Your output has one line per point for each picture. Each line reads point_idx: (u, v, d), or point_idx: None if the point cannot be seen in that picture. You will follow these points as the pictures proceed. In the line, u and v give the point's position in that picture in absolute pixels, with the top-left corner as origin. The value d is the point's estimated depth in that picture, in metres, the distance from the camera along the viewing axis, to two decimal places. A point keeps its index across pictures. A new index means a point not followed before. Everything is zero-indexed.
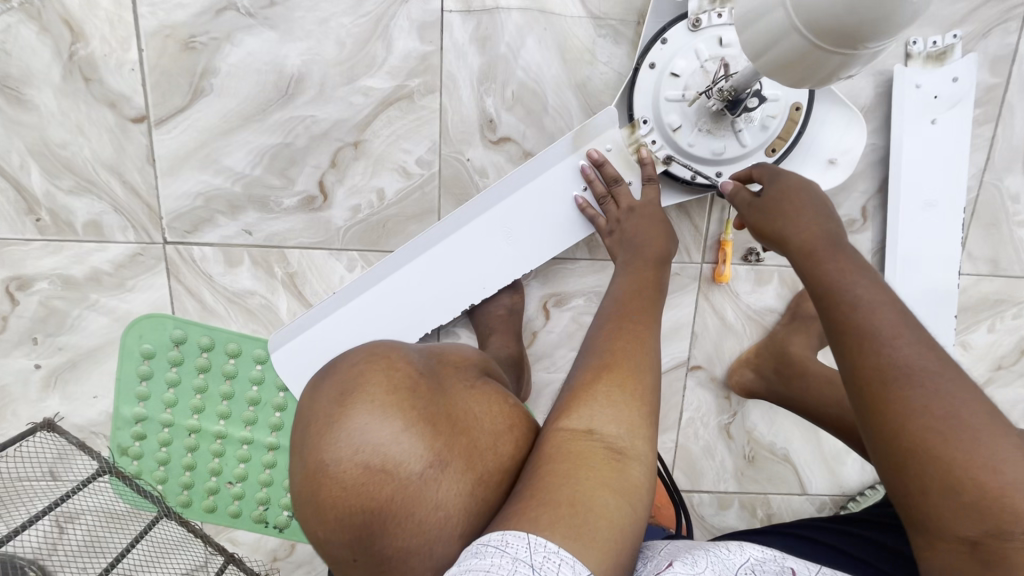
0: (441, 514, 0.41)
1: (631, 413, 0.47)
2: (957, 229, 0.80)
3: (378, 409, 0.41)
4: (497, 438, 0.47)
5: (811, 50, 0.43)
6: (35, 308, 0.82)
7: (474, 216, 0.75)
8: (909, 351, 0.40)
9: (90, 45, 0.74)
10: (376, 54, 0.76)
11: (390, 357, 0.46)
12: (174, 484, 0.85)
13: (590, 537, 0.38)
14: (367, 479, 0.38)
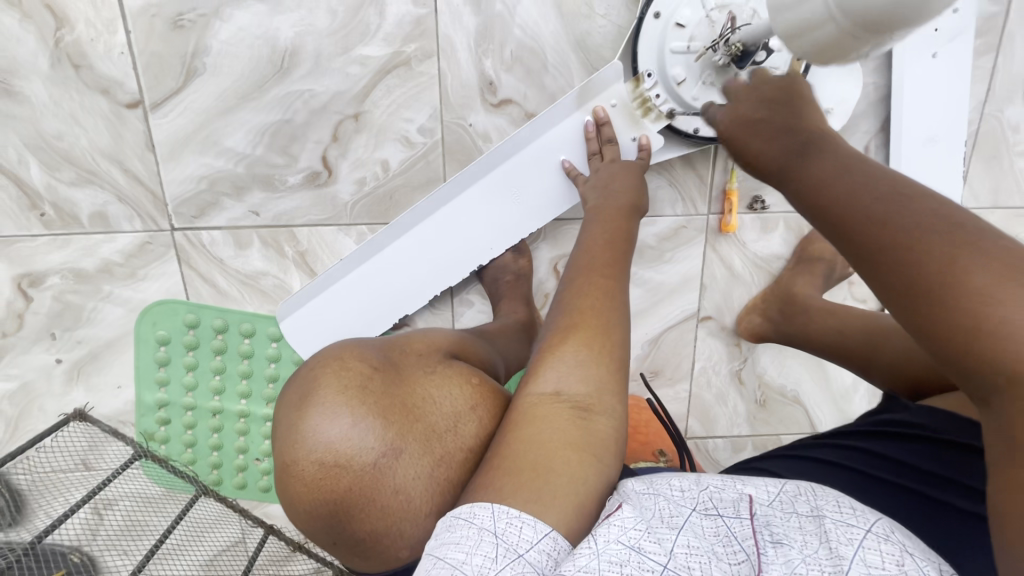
0: (402, 497, 0.42)
1: (593, 371, 0.49)
2: (956, 163, 0.82)
3: (328, 407, 0.42)
4: (461, 417, 0.47)
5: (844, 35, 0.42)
6: (50, 303, 0.83)
7: (472, 180, 0.75)
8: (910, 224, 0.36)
9: (76, 29, 0.72)
10: (370, 21, 0.74)
11: (343, 356, 0.47)
12: (204, 464, 0.87)
13: (547, 501, 0.41)
14: (325, 474, 0.40)
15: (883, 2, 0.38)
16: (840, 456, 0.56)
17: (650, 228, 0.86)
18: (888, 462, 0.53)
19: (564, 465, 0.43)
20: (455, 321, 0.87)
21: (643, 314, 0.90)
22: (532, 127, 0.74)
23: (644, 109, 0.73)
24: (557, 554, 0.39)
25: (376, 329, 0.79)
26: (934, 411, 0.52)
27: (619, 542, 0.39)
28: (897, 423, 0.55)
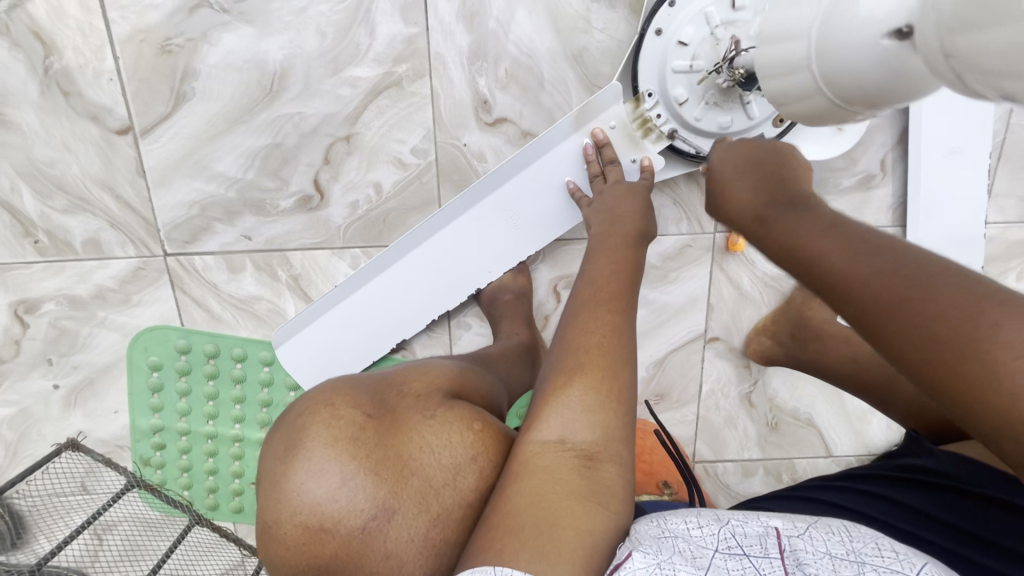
0: (394, 559, 0.39)
1: (601, 418, 0.45)
2: (983, 172, 0.77)
3: (310, 464, 0.39)
4: (460, 469, 0.43)
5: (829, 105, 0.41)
6: (47, 330, 0.82)
7: (473, 202, 0.72)
8: (868, 273, 0.37)
9: (63, 57, 0.71)
10: (360, 41, 0.72)
11: (335, 401, 0.43)
12: (199, 489, 0.86)
13: (554, 559, 0.36)
14: (309, 537, 0.38)
15: (878, 83, 0.36)
16: (854, 501, 0.53)
17: (653, 247, 0.82)
18: (913, 514, 0.49)
19: (571, 521, 0.40)
20: (453, 344, 0.84)
21: (648, 335, 0.87)
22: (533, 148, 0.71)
23: (644, 129, 0.70)
24: None
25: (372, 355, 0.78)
26: (959, 458, 0.49)
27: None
28: (920, 469, 0.53)
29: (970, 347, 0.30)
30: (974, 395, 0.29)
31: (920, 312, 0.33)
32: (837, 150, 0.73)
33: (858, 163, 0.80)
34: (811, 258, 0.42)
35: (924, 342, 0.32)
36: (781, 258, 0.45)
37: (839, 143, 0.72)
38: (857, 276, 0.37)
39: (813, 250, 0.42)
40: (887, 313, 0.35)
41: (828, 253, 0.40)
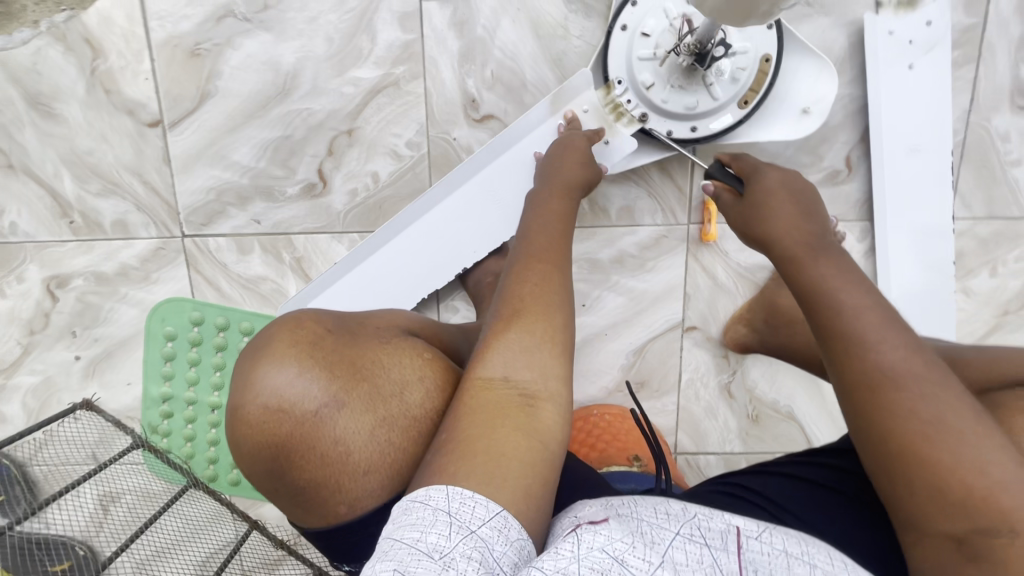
0: (341, 447, 0.45)
1: (540, 360, 0.49)
2: (944, 171, 0.81)
3: (277, 359, 0.45)
4: (407, 386, 0.49)
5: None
6: (74, 304, 0.91)
7: (460, 182, 0.79)
8: (893, 356, 0.43)
9: (109, 59, 0.82)
10: (363, 46, 0.81)
11: (301, 317, 0.49)
12: (201, 460, 0.92)
13: (496, 480, 0.42)
14: (270, 421, 0.43)
15: None
16: (826, 479, 0.57)
17: (630, 237, 0.88)
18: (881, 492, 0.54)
19: (509, 447, 0.44)
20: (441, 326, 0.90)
21: (627, 323, 0.91)
22: (517, 138, 0.78)
23: (617, 114, 0.76)
24: (508, 533, 0.40)
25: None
26: None
27: (602, 551, 0.39)
28: None
29: (947, 447, 0.38)
30: (915, 466, 0.39)
31: (918, 404, 0.40)
32: (801, 133, 0.77)
33: (823, 159, 0.85)
34: (837, 307, 0.47)
35: (920, 443, 0.39)
36: (807, 308, 0.49)
37: (805, 124, 0.76)
38: (881, 356, 0.43)
39: (837, 309, 0.46)
40: (888, 405, 0.41)
41: (851, 314, 0.45)
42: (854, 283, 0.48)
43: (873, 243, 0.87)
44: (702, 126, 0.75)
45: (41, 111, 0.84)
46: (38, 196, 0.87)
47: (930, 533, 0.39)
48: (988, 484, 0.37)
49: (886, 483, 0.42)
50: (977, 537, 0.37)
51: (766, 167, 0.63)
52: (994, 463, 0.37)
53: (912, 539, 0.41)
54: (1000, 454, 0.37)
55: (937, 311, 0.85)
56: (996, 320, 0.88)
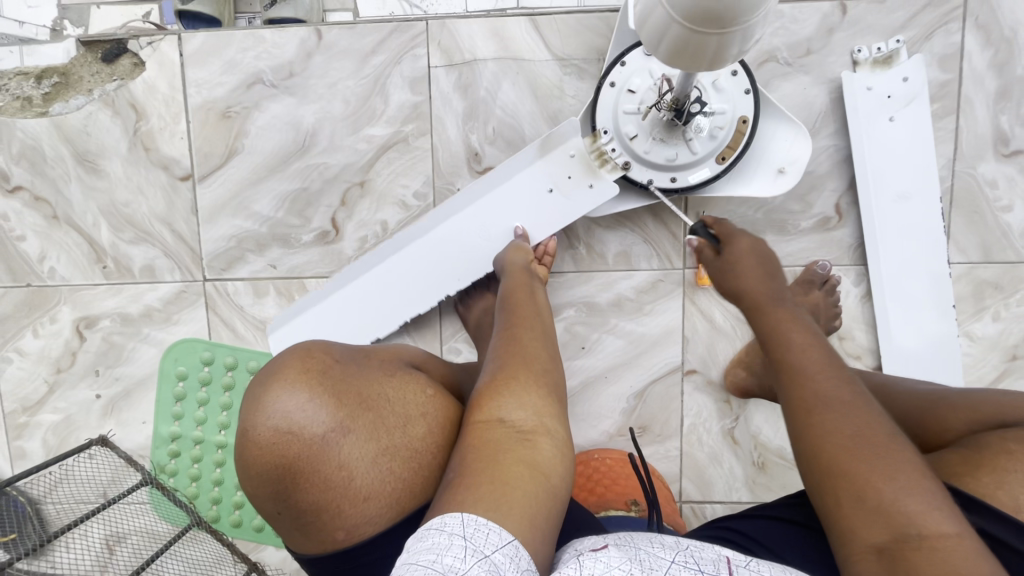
0: (345, 472, 0.47)
1: (540, 401, 0.52)
2: (935, 217, 0.83)
3: (288, 385, 0.47)
4: (410, 420, 0.52)
5: (700, 39, 0.49)
6: (99, 343, 0.96)
7: (451, 214, 0.84)
8: (826, 386, 0.49)
9: (150, 122, 0.91)
10: (376, 107, 0.89)
11: (311, 348, 0.51)
12: (204, 500, 0.94)
13: (507, 511, 0.43)
14: (277, 444, 0.45)
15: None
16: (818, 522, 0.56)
17: (627, 281, 0.90)
18: None
19: (516, 480, 0.45)
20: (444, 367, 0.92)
21: (626, 366, 0.92)
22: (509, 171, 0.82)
23: (601, 160, 0.81)
24: (519, 561, 0.41)
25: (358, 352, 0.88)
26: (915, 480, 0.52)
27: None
28: None
29: (868, 468, 0.44)
30: (846, 483, 0.45)
31: (845, 430, 0.46)
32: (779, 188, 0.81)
33: (813, 207, 0.87)
34: (785, 343, 0.54)
35: (848, 458, 0.45)
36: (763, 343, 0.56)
37: (781, 183, 0.80)
38: (813, 384, 0.50)
39: (786, 344, 0.53)
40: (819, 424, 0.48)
41: (795, 350, 0.53)
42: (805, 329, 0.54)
43: (869, 287, 0.88)
44: (681, 177, 0.80)
45: (87, 168, 0.93)
46: (77, 243, 0.94)
47: (859, 546, 0.44)
48: (900, 503, 0.42)
49: (820, 499, 0.47)
50: (896, 547, 0.42)
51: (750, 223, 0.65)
52: (902, 486, 0.43)
53: (846, 557, 0.45)
54: (912, 482, 0.43)
55: (940, 357, 0.84)
56: (1005, 365, 0.87)
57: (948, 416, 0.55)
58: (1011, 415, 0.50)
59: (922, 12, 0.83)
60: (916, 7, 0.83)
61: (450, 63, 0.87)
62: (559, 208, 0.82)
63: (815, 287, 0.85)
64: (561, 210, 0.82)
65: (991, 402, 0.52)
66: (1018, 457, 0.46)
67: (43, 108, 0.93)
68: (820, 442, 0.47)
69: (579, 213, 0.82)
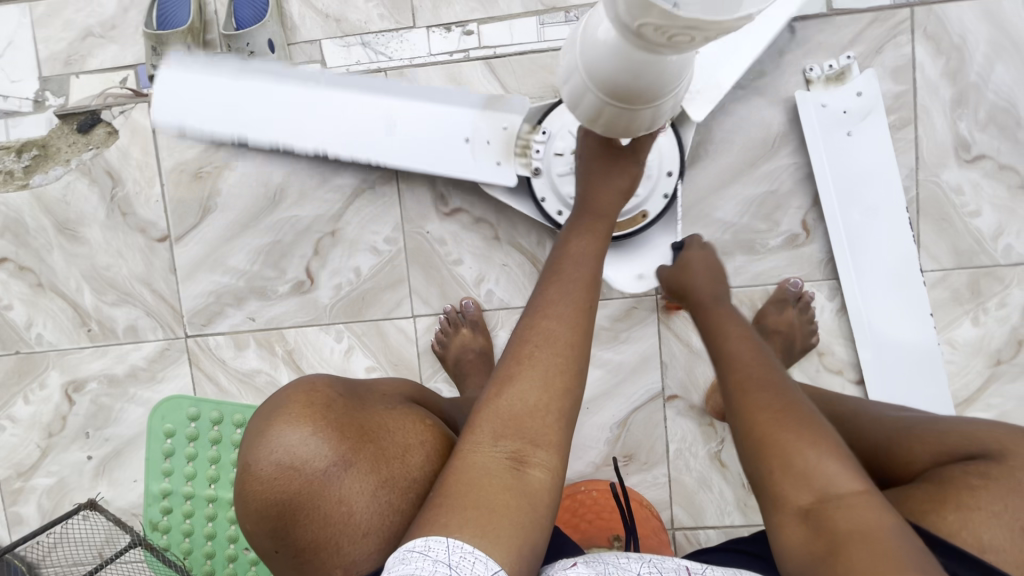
0: (344, 508, 0.45)
1: (541, 410, 0.47)
2: (903, 228, 0.83)
3: (291, 421, 0.46)
4: (410, 449, 0.50)
5: (621, 111, 0.50)
6: (88, 406, 0.98)
7: (387, 98, 0.81)
8: (750, 362, 0.54)
9: (126, 186, 0.94)
10: (342, 158, 0.91)
11: (316, 385, 0.49)
12: (198, 555, 0.94)
13: (494, 538, 0.41)
14: (275, 478, 0.44)
15: (625, 81, 0.46)
16: None
17: (601, 310, 0.91)
18: None
19: (502, 506, 0.43)
20: None
21: (607, 395, 0.92)
22: (449, 94, 0.81)
23: (523, 151, 0.82)
24: None
25: (229, 127, 0.78)
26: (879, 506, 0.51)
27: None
28: None
29: (796, 435, 0.47)
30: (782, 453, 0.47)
31: (773, 403, 0.50)
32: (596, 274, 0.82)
33: (780, 225, 0.87)
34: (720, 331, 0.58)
35: (785, 427, 0.48)
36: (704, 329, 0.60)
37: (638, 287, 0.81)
38: (744, 363, 0.54)
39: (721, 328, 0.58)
40: (745, 394, 0.51)
41: (728, 337, 0.57)
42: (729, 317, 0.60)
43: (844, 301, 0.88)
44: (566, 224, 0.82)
45: (67, 235, 0.95)
46: (62, 309, 0.96)
47: (789, 512, 0.45)
48: (822, 467, 0.45)
49: (753, 464, 0.49)
50: (820, 508, 0.44)
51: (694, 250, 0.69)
52: (825, 451, 0.46)
53: (777, 527, 0.46)
54: (834, 455, 0.46)
55: (922, 366, 0.83)
56: (990, 370, 0.86)
57: (914, 447, 0.53)
58: (976, 446, 0.49)
59: (869, 28, 0.84)
60: (863, 23, 0.84)
61: None
62: (460, 157, 0.81)
63: (789, 305, 0.85)
64: (458, 159, 0.82)
65: (956, 432, 0.51)
66: (983, 495, 0.44)
67: (25, 179, 0.96)
68: (752, 413, 0.50)
69: (468, 173, 0.82)
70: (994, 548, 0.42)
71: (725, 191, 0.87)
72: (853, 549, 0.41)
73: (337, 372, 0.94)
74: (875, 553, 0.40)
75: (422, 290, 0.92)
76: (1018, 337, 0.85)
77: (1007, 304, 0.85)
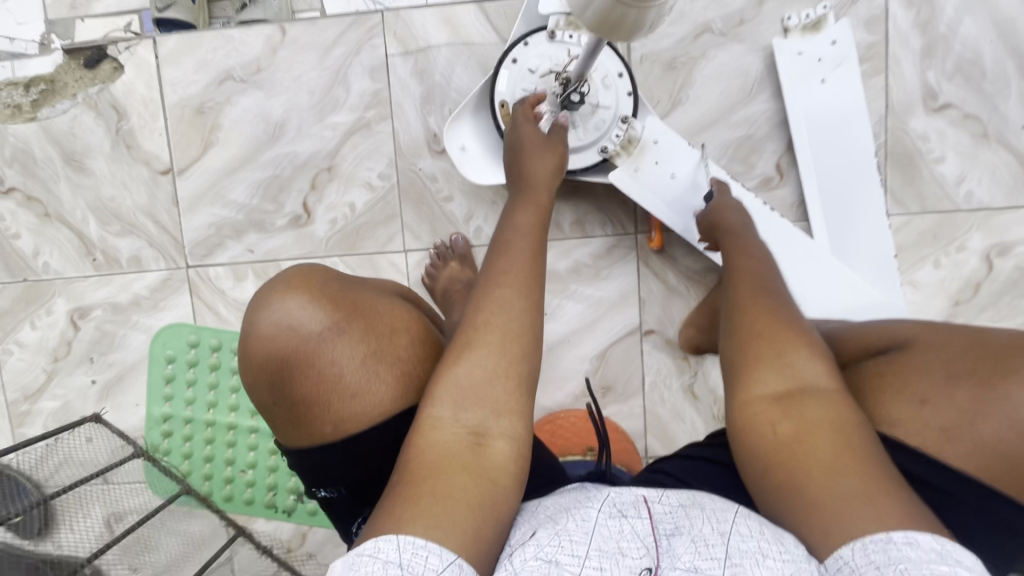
0: (336, 369, 0.51)
1: (507, 373, 0.51)
2: (870, 172, 0.88)
3: (294, 289, 0.52)
4: (397, 333, 0.55)
5: (613, 6, 0.50)
6: (92, 332, 1.02)
7: None
8: (772, 283, 0.62)
9: (131, 120, 0.98)
10: (339, 96, 0.94)
11: (318, 271, 0.56)
12: (197, 476, 1.02)
13: (446, 528, 0.43)
14: (278, 337, 0.50)
15: None
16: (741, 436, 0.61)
17: (583, 248, 0.95)
18: None
19: (461, 489, 0.46)
20: None
21: (588, 329, 0.96)
22: None
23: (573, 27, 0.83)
24: None
25: None
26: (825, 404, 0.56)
27: (538, 556, 0.43)
28: None
29: (789, 339, 0.55)
30: (772, 353, 0.54)
31: (774, 314, 0.57)
32: (462, 169, 0.86)
33: (756, 168, 0.92)
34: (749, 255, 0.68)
35: (782, 329, 0.56)
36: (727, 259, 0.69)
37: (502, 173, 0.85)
38: (755, 278, 0.63)
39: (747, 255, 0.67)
40: (754, 306, 0.59)
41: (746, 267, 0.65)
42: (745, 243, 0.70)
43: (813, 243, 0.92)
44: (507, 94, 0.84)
45: (75, 167, 0.99)
46: (68, 238, 1.01)
47: (757, 396, 0.53)
48: (803, 366, 0.53)
49: (742, 356, 0.56)
50: (791, 396, 0.51)
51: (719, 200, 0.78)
52: (804, 356, 0.53)
53: (742, 404, 0.54)
54: (808, 358, 0.53)
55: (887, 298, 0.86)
56: (949, 310, 0.91)
57: (844, 346, 0.61)
58: (890, 339, 0.57)
59: None
60: None
61: (406, 50, 0.93)
62: None
63: None
64: None
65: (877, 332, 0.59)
66: (904, 373, 0.52)
67: (32, 113, 0.99)
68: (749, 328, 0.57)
69: None
70: (904, 422, 0.50)
71: (705, 134, 0.91)
72: (819, 435, 0.48)
73: None
74: (827, 456, 0.47)
75: (413, 225, 0.96)
76: (977, 279, 0.90)
77: (967, 248, 0.90)
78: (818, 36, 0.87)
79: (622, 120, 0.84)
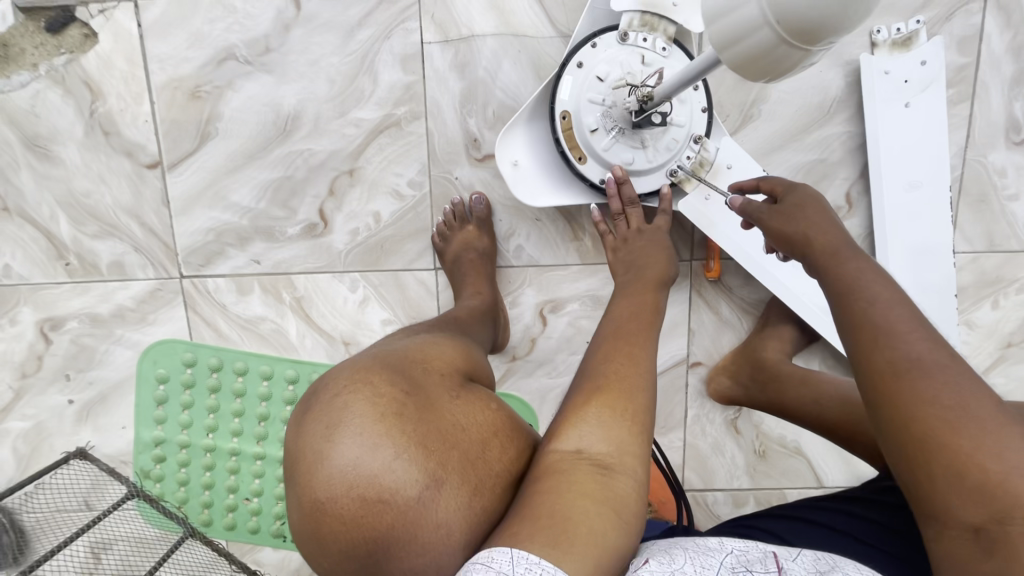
0: (444, 530, 0.40)
1: (623, 434, 0.47)
2: (946, 208, 0.80)
3: (358, 435, 0.40)
4: (488, 443, 0.45)
5: (776, 43, 0.41)
6: (67, 346, 0.89)
7: None
8: (895, 312, 0.45)
9: (108, 101, 0.81)
10: (365, 88, 0.81)
11: (372, 381, 0.44)
12: (194, 505, 0.89)
13: (569, 551, 0.38)
14: (360, 513, 0.39)
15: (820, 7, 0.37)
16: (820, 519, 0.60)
17: None
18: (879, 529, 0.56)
19: (588, 524, 0.41)
20: None
21: None
22: None
23: (650, 27, 0.72)
24: None
25: None
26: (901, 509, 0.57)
27: None
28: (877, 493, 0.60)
29: (966, 418, 0.39)
30: (928, 441, 0.40)
31: (933, 382, 0.41)
32: (515, 188, 0.75)
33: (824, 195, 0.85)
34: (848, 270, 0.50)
35: (931, 406, 0.40)
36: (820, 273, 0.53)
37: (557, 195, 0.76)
38: (875, 304, 0.46)
39: (841, 262, 0.51)
40: (906, 370, 0.42)
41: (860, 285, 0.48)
42: (828, 228, 0.55)
43: None
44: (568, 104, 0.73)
45: (39, 154, 0.83)
46: (33, 238, 0.85)
47: (955, 524, 0.39)
48: (993, 447, 0.38)
49: (911, 469, 0.41)
50: (999, 525, 0.38)
51: (802, 183, 0.60)
52: (995, 433, 0.38)
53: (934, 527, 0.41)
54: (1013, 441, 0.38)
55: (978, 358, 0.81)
56: (1001, 352, 0.88)
57: None
58: None
59: None
60: None
61: (445, 39, 0.80)
62: None
63: None
64: None
65: None
66: None
67: None
68: (894, 403, 0.42)
69: None
70: None
71: (774, 156, 0.83)
72: None
73: (351, 324, 0.88)
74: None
75: None
76: None
77: None
78: (906, 55, 0.79)
79: (694, 140, 0.75)
